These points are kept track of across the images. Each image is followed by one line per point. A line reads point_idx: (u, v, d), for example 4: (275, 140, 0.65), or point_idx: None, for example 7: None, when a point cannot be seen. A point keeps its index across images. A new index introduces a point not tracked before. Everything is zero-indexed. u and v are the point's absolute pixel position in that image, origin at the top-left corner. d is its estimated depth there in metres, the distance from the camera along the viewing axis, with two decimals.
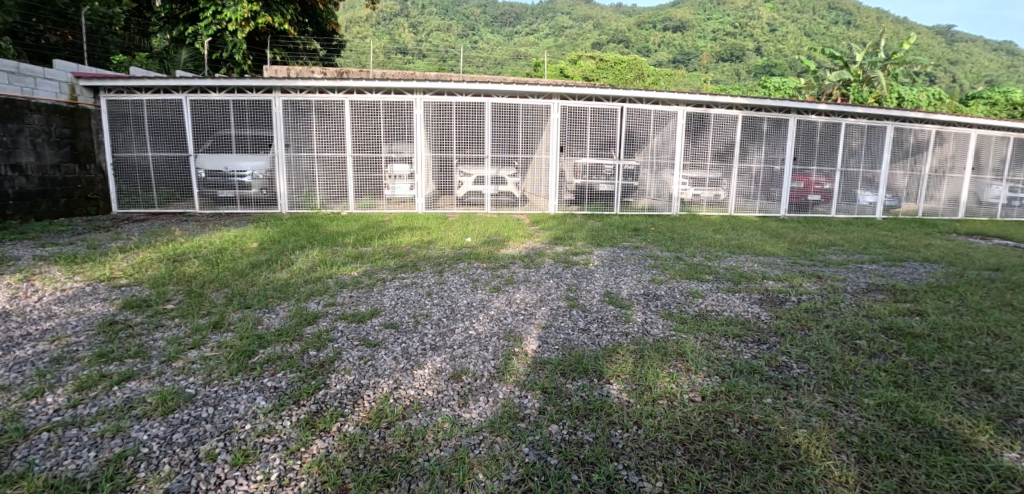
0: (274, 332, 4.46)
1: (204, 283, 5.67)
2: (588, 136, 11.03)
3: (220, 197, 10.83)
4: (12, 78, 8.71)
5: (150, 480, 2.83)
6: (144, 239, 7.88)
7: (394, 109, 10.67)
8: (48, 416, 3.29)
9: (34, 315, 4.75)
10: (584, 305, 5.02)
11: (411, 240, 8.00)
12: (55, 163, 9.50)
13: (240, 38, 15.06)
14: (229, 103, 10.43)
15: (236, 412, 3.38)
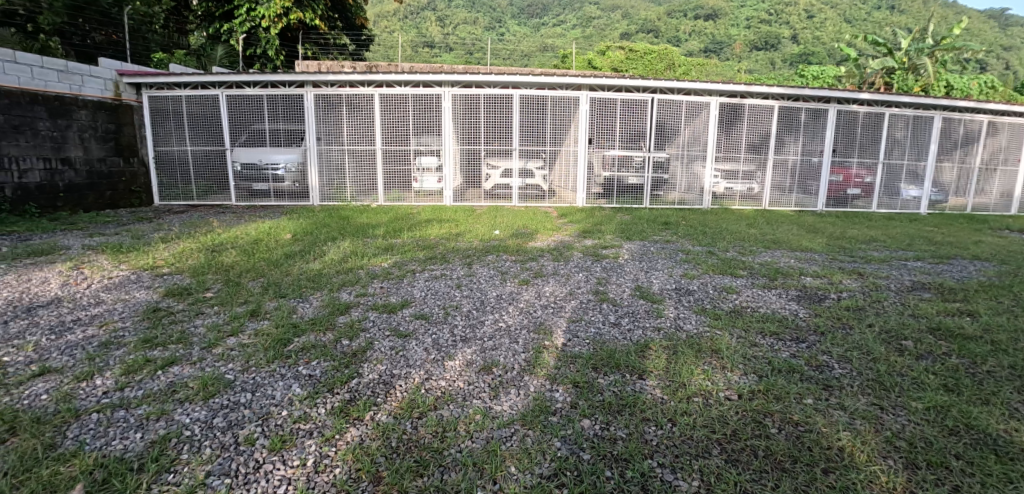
0: (308, 320, 4.56)
1: (241, 272, 5.81)
2: (617, 127, 10.92)
3: (256, 190, 11.08)
4: (61, 75, 9.22)
5: (193, 461, 2.93)
6: (185, 230, 8.11)
7: (422, 102, 10.71)
8: (98, 398, 3.43)
9: (84, 301, 4.95)
10: (614, 299, 4.98)
11: (439, 232, 8.06)
12: (101, 156, 9.98)
13: (273, 34, 15.36)
14: (263, 98, 10.60)
15: (273, 398, 3.47)
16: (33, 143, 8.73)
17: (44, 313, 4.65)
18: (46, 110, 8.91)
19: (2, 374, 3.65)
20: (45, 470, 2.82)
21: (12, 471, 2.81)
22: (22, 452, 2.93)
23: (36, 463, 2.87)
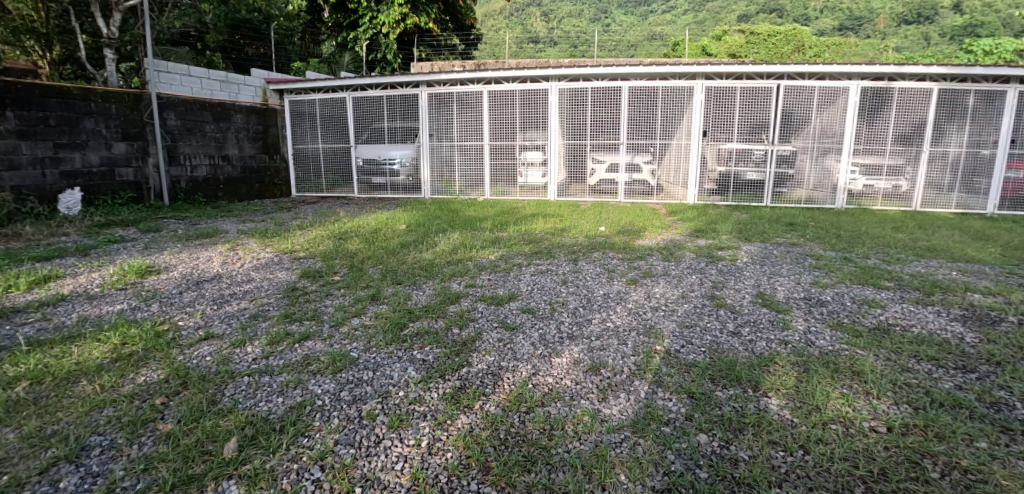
0: (422, 307, 4.74)
1: (363, 258, 6.18)
2: (736, 120, 10.15)
3: (374, 183, 11.88)
4: (222, 85, 10.87)
5: (323, 429, 3.14)
6: (317, 219, 8.78)
7: (531, 97, 10.72)
8: (250, 363, 3.80)
9: (237, 278, 5.53)
10: (733, 305, 4.66)
11: (544, 227, 8.04)
12: (253, 154, 11.55)
13: (392, 39, 16.44)
14: (382, 99, 11.21)
15: (392, 379, 3.62)
16: (202, 143, 10.41)
17: (207, 287, 5.26)
18: (211, 115, 10.57)
19: (176, 335, 4.17)
20: (208, 421, 3.16)
21: (184, 419, 3.18)
22: (190, 404, 3.31)
23: (202, 414, 3.23)
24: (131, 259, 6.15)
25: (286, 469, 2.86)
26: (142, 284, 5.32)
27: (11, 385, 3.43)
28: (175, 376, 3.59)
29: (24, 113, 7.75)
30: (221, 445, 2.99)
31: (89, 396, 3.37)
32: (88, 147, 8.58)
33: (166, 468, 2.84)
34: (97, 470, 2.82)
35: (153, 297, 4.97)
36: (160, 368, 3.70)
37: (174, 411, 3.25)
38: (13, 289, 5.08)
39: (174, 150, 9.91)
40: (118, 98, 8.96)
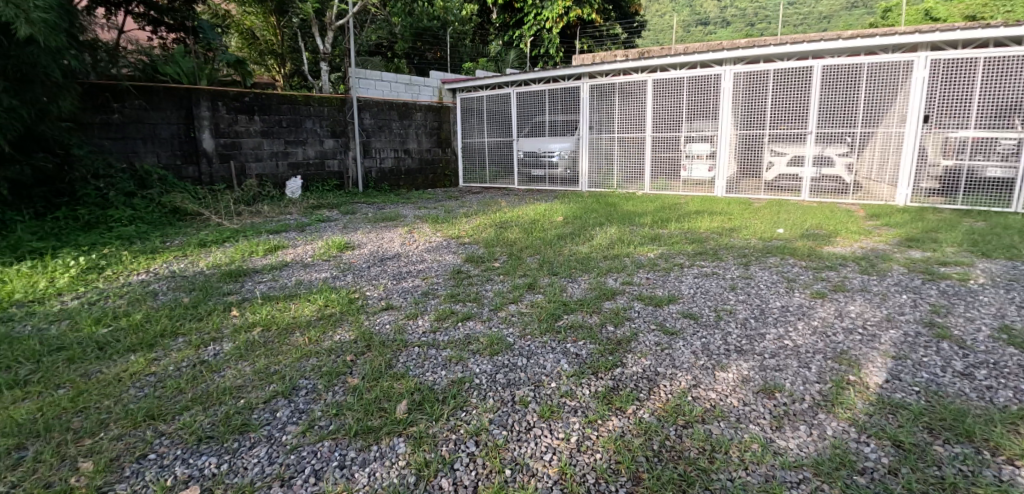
0: (577, 300, 4.50)
1: (522, 247, 6.16)
2: (976, 100, 7.84)
3: (534, 175, 11.97)
4: (407, 87, 12.10)
5: (479, 406, 3.10)
6: (481, 208, 9.02)
7: (700, 84, 9.88)
8: (421, 335, 3.95)
9: (412, 258, 5.86)
10: (962, 338, 3.74)
11: (711, 225, 7.35)
12: (429, 148, 12.48)
13: (555, 34, 16.54)
14: (545, 92, 11.29)
15: (545, 368, 3.47)
16: (389, 139, 11.65)
17: (389, 264, 5.66)
18: (396, 113, 11.67)
19: (363, 303, 4.53)
20: (384, 382, 3.33)
21: (368, 376, 3.39)
22: (372, 365, 3.52)
23: (380, 375, 3.41)
24: (331, 236, 6.91)
25: (446, 438, 2.87)
26: (340, 257, 5.93)
27: (244, 331, 4.02)
28: (362, 339, 3.87)
29: (265, 117, 9.64)
30: (394, 406, 3.11)
31: (299, 346, 3.79)
32: (308, 143, 10.33)
33: (351, 416, 3.03)
34: (301, 408, 3.12)
35: (348, 269, 5.48)
36: (350, 331, 4.02)
37: (360, 369, 3.49)
38: (250, 254, 6.02)
39: (368, 145, 11.29)
40: (328, 102, 10.55)
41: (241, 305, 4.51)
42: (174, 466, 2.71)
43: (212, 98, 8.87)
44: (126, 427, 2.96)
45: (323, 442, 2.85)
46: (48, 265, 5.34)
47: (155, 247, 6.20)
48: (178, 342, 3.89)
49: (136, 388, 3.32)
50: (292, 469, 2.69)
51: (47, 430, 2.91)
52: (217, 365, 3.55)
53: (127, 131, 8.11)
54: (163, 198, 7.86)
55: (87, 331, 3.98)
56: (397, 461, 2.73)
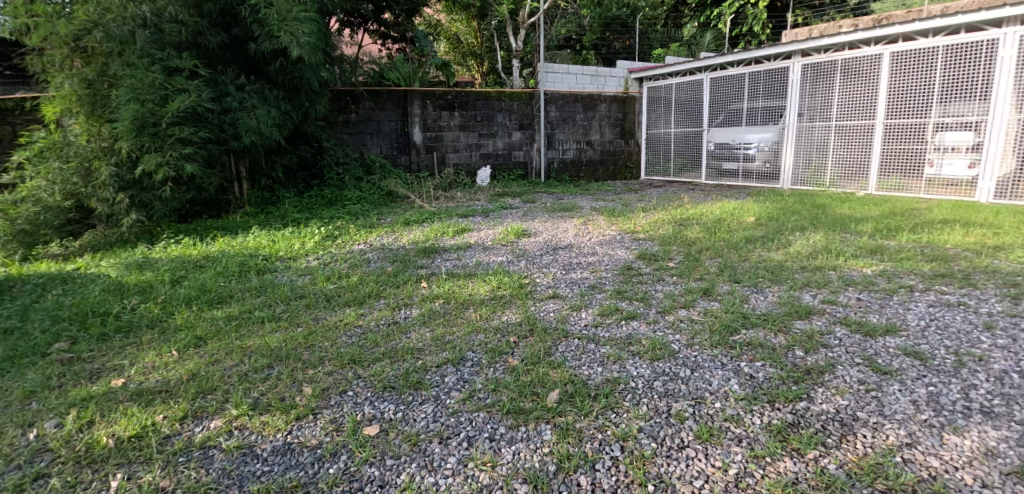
0: (761, 314, 3.35)
1: (699, 249, 4.58)
2: None
3: (725, 169, 9.64)
4: (594, 78, 10.78)
5: (631, 411, 2.43)
6: (660, 202, 7.47)
7: (967, 52, 6.64)
8: (583, 327, 3.19)
9: (584, 247, 4.86)
10: None
11: (964, 240, 5.21)
12: (612, 138, 10.56)
13: (759, 7, 13.39)
14: (744, 75, 8.97)
15: (709, 385, 2.61)
16: (573, 131, 10.10)
17: (561, 253, 4.69)
18: (582, 104, 10.05)
19: (532, 289, 3.82)
20: (542, 367, 2.77)
21: (526, 358, 2.86)
22: (532, 349, 2.96)
23: (538, 359, 2.84)
24: (513, 222, 6.21)
25: (592, 435, 2.30)
26: (516, 243, 5.16)
27: (430, 300, 3.73)
28: (526, 322, 3.27)
29: (464, 112, 9.12)
30: (546, 391, 2.58)
31: (471, 321, 3.36)
32: (496, 135, 9.46)
33: (506, 393, 2.59)
34: (465, 377, 2.76)
35: (522, 254, 4.73)
36: (516, 313, 3.43)
37: (522, 350, 2.96)
38: (441, 235, 5.67)
39: (550, 136, 9.92)
40: (514, 95, 9.48)
41: (430, 277, 4.24)
42: (363, 405, 2.59)
43: (422, 96, 8.72)
44: (337, 366, 2.93)
45: (479, 412, 2.48)
46: (302, 231, 6.05)
47: (372, 222, 6.48)
48: (380, 303, 3.80)
49: (347, 335, 3.30)
50: (450, 430, 2.38)
51: (285, 358, 3.04)
52: (405, 326, 3.36)
53: (359, 127, 8.50)
54: (383, 182, 8.15)
55: (318, 285, 4.19)
56: (541, 446, 2.25)
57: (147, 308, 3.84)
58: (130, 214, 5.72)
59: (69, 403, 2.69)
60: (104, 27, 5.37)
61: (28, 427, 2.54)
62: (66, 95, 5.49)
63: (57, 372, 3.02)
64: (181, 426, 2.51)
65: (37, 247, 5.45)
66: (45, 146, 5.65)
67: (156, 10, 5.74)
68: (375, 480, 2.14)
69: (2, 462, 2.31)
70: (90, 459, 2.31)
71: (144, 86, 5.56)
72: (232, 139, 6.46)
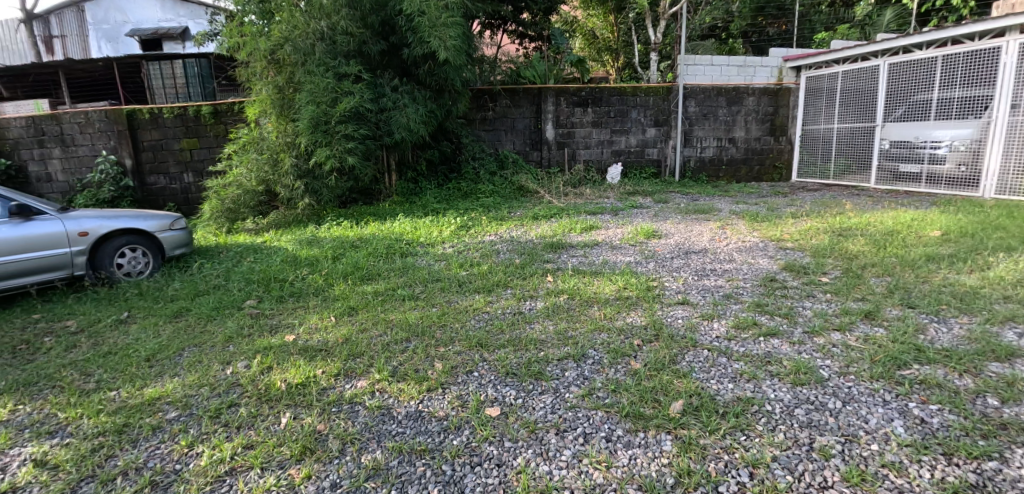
0: (942, 349, 2.57)
1: (863, 264, 3.78)
2: None
3: (902, 172, 7.40)
4: (742, 68, 9.25)
5: (764, 436, 2.05)
6: (816, 207, 6.18)
7: None
8: (715, 338, 2.82)
9: (720, 256, 4.32)
10: None
11: None
12: (760, 135, 9.01)
13: None
14: (937, 60, 6.77)
15: (865, 422, 2.09)
16: (712, 127, 8.91)
17: (693, 258, 4.32)
18: (726, 99, 8.82)
19: (660, 293, 3.52)
20: (666, 375, 2.47)
21: (650, 364, 2.58)
22: (656, 354, 2.68)
23: (663, 366, 2.55)
24: (643, 222, 5.88)
25: (717, 455, 1.98)
26: (645, 244, 4.86)
27: (555, 294, 3.60)
28: (652, 327, 2.98)
29: (597, 109, 8.71)
30: (669, 400, 2.29)
31: (595, 319, 3.16)
32: (629, 132, 8.86)
33: (627, 395, 2.34)
34: (585, 374, 2.56)
35: (652, 256, 4.43)
36: (642, 316, 3.17)
37: (646, 355, 2.69)
38: (569, 231, 5.54)
39: (688, 133, 8.92)
40: (650, 90, 8.75)
41: (556, 272, 4.10)
42: (488, 386, 2.52)
43: (556, 93, 8.56)
44: (464, 346, 2.90)
45: (597, 411, 2.27)
46: (440, 220, 6.26)
47: (502, 216, 6.49)
48: (507, 292, 3.74)
49: (476, 319, 3.29)
50: (567, 423, 2.21)
51: (422, 334, 3.09)
52: (530, 317, 3.25)
53: (496, 124, 8.62)
54: (515, 177, 8.16)
55: (452, 271, 4.25)
56: (659, 456, 2.00)
57: (314, 279, 4.19)
58: (304, 199, 6.46)
59: (256, 350, 3.03)
60: (293, 42, 6.13)
61: (226, 364, 2.91)
62: (264, 100, 6.39)
63: (246, 323, 3.44)
64: (334, 382, 2.64)
65: (237, 223, 6.59)
66: (248, 142, 6.68)
67: (332, 25, 6.20)
68: (494, 458, 2.05)
69: (207, 389, 2.63)
70: (268, 397, 2.52)
71: (320, 90, 6.14)
72: (386, 136, 6.81)
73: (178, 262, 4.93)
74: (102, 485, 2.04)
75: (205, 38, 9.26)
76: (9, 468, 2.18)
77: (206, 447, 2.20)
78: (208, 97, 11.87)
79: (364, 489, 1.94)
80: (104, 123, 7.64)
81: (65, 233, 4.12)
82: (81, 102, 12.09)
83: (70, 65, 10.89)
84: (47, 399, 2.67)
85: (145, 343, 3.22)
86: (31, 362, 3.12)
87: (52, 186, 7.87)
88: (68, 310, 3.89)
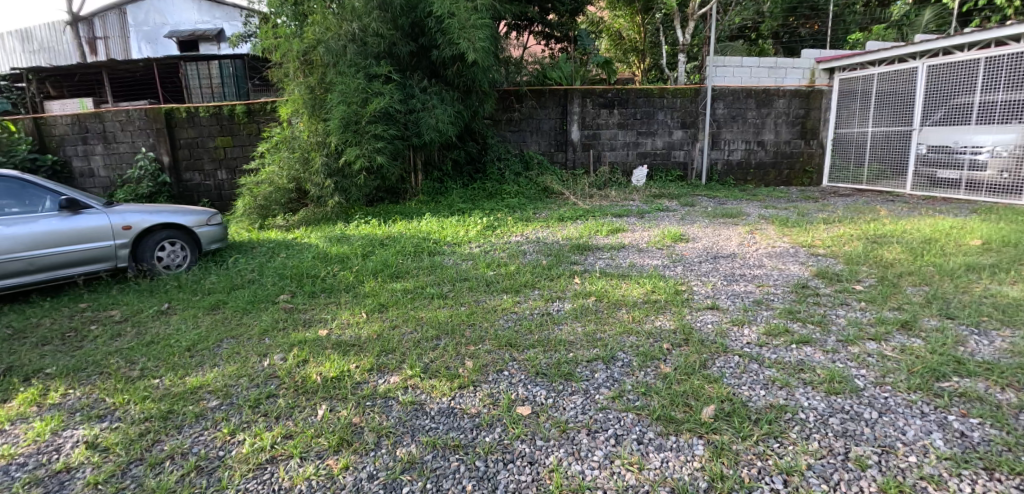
0: (983, 361, 2.52)
1: (899, 273, 3.73)
2: None
3: (940, 178, 7.25)
4: (772, 71, 9.11)
5: (797, 444, 2.05)
6: (850, 214, 6.08)
7: None
8: (745, 344, 2.82)
9: (750, 261, 4.30)
10: None
11: None
12: (790, 139, 8.88)
13: None
14: (980, 61, 6.61)
15: (902, 434, 2.07)
16: (741, 129, 8.81)
17: (722, 262, 4.30)
18: (756, 101, 8.71)
19: (689, 297, 3.52)
20: (696, 379, 2.48)
21: (680, 368, 2.59)
22: (686, 359, 2.68)
23: (693, 371, 2.56)
24: (669, 225, 5.86)
25: (750, 461, 1.99)
26: (673, 248, 4.85)
27: (583, 296, 3.62)
28: (681, 331, 2.99)
29: (624, 110, 8.67)
30: (700, 404, 2.30)
31: (623, 322, 3.18)
32: (656, 134, 8.81)
33: (658, 399, 2.36)
34: (615, 376, 2.58)
35: (679, 260, 4.42)
36: (671, 320, 3.17)
37: (675, 358, 2.70)
38: (595, 233, 5.54)
39: (716, 136, 8.84)
40: (678, 92, 8.67)
41: (583, 274, 4.12)
42: (517, 385, 2.56)
43: (583, 94, 8.56)
44: (494, 346, 2.94)
45: (628, 413, 2.29)
46: (466, 220, 6.32)
47: (528, 216, 6.52)
48: (534, 293, 3.77)
49: (504, 319, 3.33)
50: (598, 424, 2.23)
51: (451, 332, 3.14)
52: (558, 318, 3.28)
53: (521, 125, 8.66)
54: (540, 178, 8.19)
55: (479, 271, 4.29)
56: (692, 460, 2.01)
57: (345, 276, 4.27)
58: (334, 197, 6.56)
59: (290, 343, 3.11)
60: (325, 44, 6.24)
61: (263, 356, 3.00)
62: (296, 99, 6.50)
63: (280, 317, 3.53)
64: (368, 376, 2.71)
65: (269, 219, 6.74)
66: (281, 141, 6.84)
67: (363, 27, 6.32)
68: (526, 456, 2.09)
69: (246, 380, 2.72)
70: (305, 389, 2.60)
71: (351, 90, 6.24)
72: (414, 137, 6.91)
73: (214, 256, 5.08)
74: (150, 468, 2.14)
75: (242, 39, 9.51)
76: (63, 449, 2.30)
77: (247, 435, 2.29)
78: (242, 97, 12.20)
79: (400, 481, 2.00)
80: (143, 121, 7.87)
81: (110, 226, 4.28)
82: (122, 101, 12.49)
83: (112, 65, 11.27)
84: (97, 385, 2.80)
85: (186, 334, 3.34)
86: (79, 348, 3.27)
87: (94, 181, 8.18)
88: (112, 300, 4.05)
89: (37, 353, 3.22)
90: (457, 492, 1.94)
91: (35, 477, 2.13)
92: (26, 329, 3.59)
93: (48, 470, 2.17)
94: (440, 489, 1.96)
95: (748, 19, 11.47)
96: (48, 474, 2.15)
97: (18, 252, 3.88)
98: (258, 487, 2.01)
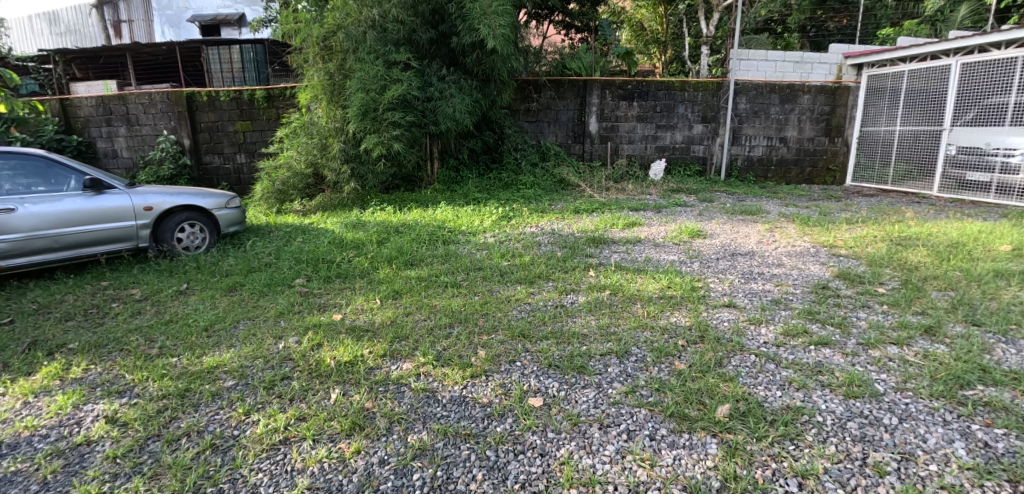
0: (1012, 371, 2.45)
1: (924, 276, 3.65)
2: None
3: (970, 181, 7.08)
4: (796, 65, 9.05)
5: (813, 447, 2.02)
6: (873, 214, 5.95)
7: None
8: (762, 344, 2.78)
9: (769, 260, 4.23)
10: None
11: None
12: (814, 136, 8.70)
13: None
14: (1018, 59, 6.38)
15: (924, 442, 2.03)
16: (761, 126, 8.67)
17: (740, 260, 4.25)
18: (779, 96, 8.55)
19: (705, 294, 3.48)
20: (711, 377, 2.45)
21: (695, 366, 2.56)
22: (702, 356, 2.65)
23: (708, 369, 2.53)
24: (687, 221, 5.78)
25: (765, 462, 1.96)
26: (690, 244, 4.79)
27: (598, 290, 3.59)
28: (697, 328, 2.95)
29: (643, 103, 8.56)
30: (715, 403, 2.27)
31: (638, 317, 3.15)
32: (675, 128, 8.68)
33: (672, 395, 2.34)
34: (628, 371, 2.56)
35: (696, 256, 4.37)
36: (687, 317, 3.14)
37: (690, 356, 2.67)
38: (611, 227, 5.49)
39: (737, 131, 8.71)
40: (699, 85, 8.52)
41: (598, 267, 4.09)
42: (530, 376, 2.55)
43: (602, 85, 8.45)
44: (507, 336, 2.94)
45: (641, 408, 2.28)
46: (481, 209, 6.31)
47: (545, 207, 6.51)
48: (548, 285, 3.76)
49: (518, 310, 3.31)
50: (610, 419, 2.22)
51: (464, 321, 3.14)
52: (572, 310, 3.26)
53: (539, 115, 8.60)
54: (556, 170, 8.14)
55: (494, 261, 4.28)
56: (705, 459, 1.99)
57: (359, 262, 4.29)
58: (350, 183, 6.57)
59: (305, 326, 3.14)
60: (345, 30, 6.22)
61: (278, 338, 3.02)
62: (315, 85, 6.50)
63: (296, 301, 3.55)
64: (381, 362, 2.72)
65: (286, 204, 6.79)
66: (299, 126, 6.85)
67: (383, 13, 6.33)
68: (537, 448, 2.08)
69: (261, 361, 2.74)
70: (319, 373, 2.62)
71: (369, 78, 6.24)
72: (431, 125, 6.90)
73: (232, 239, 5.13)
74: (167, 444, 2.17)
75: (264, 23, 9.56)
76: (84, 422, 2.34)
77: (261, 415, 2.32)
78: (261, 82, 12.22)
79: (411, 468, 2.01)
80: (165, 104, 7.97)
81: (132, 207, 4.33)
82: (144, 84, 12.62)
83: (136, 48, 11.35)
84: (117, 361, 2.84)
85: (203, 314, 3.39)
86: (100, 325, 3.33)
87: (117, 161, 8.30)
88: (132, 279, 4.11)
89: (59, 329, 3.27)
90: (468, 480, 1.94)
91: (56, 449, 2.17)
92: (50, 305, 3.66)
93: (70, 442, 2.21)
94: (450, 477, 1.96)
95: (775, 11, 11.22)
96: (70, 446, 2.19)
97: (43, 229, 3.94)
98: (271, 467, 2.03)
